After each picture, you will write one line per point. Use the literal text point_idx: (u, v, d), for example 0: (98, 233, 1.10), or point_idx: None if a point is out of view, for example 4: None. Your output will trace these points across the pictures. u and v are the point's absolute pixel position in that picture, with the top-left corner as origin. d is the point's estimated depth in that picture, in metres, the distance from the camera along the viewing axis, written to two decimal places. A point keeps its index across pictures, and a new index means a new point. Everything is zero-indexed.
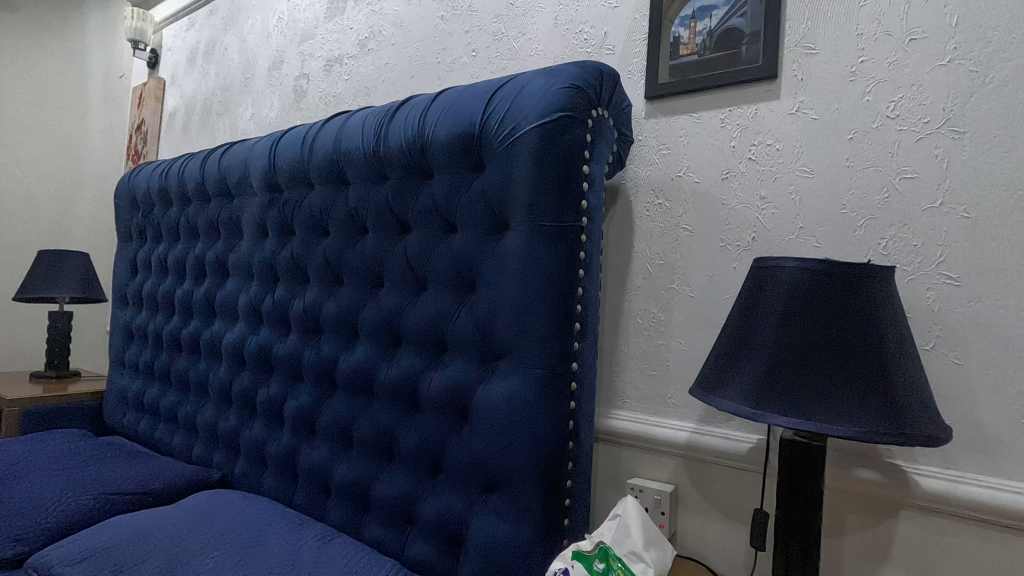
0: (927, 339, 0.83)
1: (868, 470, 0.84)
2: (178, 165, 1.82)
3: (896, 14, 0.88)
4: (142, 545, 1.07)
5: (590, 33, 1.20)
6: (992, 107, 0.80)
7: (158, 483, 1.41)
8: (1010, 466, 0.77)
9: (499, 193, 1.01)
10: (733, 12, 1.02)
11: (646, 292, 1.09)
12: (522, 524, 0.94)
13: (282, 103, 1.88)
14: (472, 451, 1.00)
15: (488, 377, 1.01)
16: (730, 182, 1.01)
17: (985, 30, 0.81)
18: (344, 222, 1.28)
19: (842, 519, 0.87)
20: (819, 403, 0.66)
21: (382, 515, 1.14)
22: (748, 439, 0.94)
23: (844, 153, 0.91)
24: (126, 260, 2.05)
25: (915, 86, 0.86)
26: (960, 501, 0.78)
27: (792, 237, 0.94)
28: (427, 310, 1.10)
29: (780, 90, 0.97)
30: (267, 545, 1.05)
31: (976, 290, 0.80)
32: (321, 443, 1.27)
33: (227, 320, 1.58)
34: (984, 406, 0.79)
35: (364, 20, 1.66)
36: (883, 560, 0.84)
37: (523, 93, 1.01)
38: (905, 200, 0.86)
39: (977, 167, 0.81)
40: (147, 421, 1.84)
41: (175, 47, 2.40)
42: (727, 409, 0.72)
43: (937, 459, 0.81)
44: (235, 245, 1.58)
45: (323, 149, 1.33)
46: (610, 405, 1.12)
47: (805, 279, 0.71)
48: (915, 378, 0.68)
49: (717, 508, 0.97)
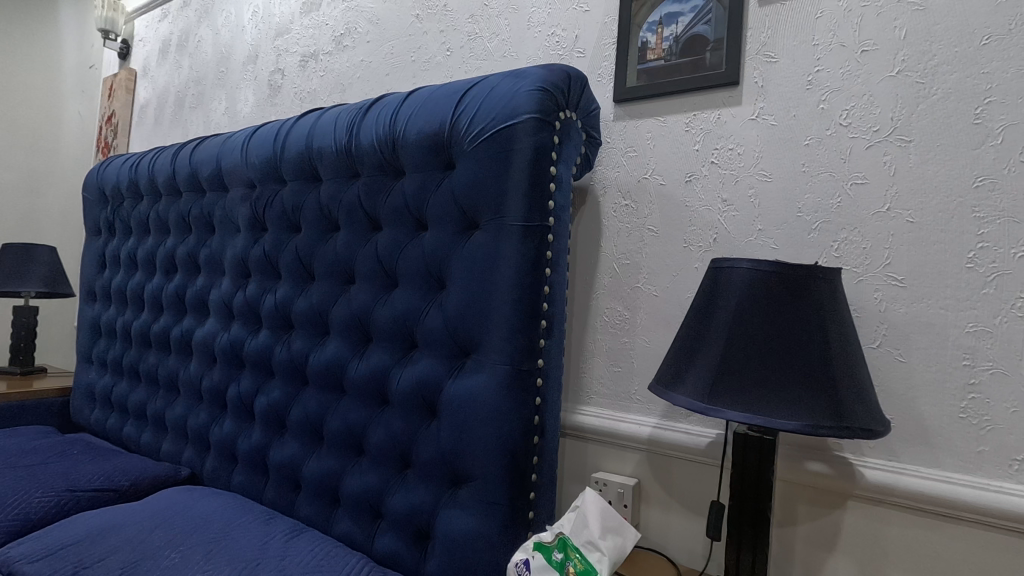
0: (873, 338, 0.87)
1: (818, 463, 0.88)
2: (148, 158, 1.80)
3: (850, 27, 0.92)
4: (105, 543, 1.06)
5: (561, 36, 1.22)
6: (935, 118, 0.84)
7: (126, 479, 1.40)
8: (947, 459, 0.81)
9: (469, 192, 1.02)
10: (698, 20, 1.05)
11: (613, 291, 1.12)
12: (487, 517, 0.96)
13: (256, 98, 1.87)
14: (441, 447, 1.02)
15: (456, 374, 1.03)
16: (694, 186, 1.04)
17: (930, 43, 0.85)
18: (317, 219, 1.28)
19: (794, 510, 0.91)
20: (768, 399, 0.70)
21: (352, 510, 1.15)
22: (706, 434, 0.97)
23: (801, 159, 0.94)
24: (95, 254, 2.01)
25: (867, 97, 0.90)
26: (902, 492, 0.82)
27: (750, 239, 0.98)
28: (397, 307, 1.11)
29: (741, 96, 1.00)
30: (233, 541, 1.04)
31: (919, 291, 0.84)
32: (291, 440, 1.27)
33: (198, 317, 1.57)
34: (925, 402, 0.83)
35: (340, 16, 1.65)
36: (830, 550, 0.88)
37: (493, 94, 1.03)
38: (856, 205, 0.90)
39: (921, 174, 0.85)
40: (115, 419, 1.81)
41: (147, 38, 2.36)
42: (682, 405, 0.74)
43: (882, 451, 0.85)
44: (206, 241, 1.57)
45: (295, 145, 1.33)
46: (576, 402, 1.15)
47: (756, 279, 0.75)
48: (858, 375, 0.72)
49: (677, 501, 1.01)
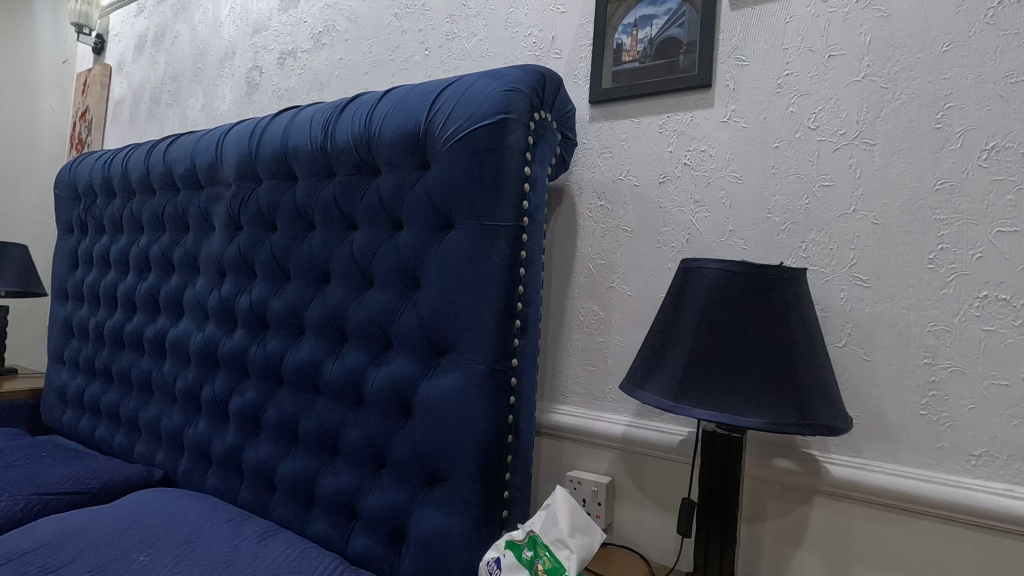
0: (839, 337, 0.89)
1: (786, 460, 0.90)
2: (122, 155, 1.77)
3: (818, 32, 0.93)
4: (72, 546, 1.04)
5: (538, 37, 1.22)
6: (898, 122, 0.86)
7: (96, 481, 1.38)
8: (908, 455, 0.83)
9: (443, 191, 1.03)
10: (672, 23, 1.06)
11: (588, 291, 1.12)
12: (461, 516, 0.97)
13: (234, 95, 1.85)
14: (415, 446, 1.02)
15: (431, 373, 1.03)
16: (667, 187, 1.05)
17: (894, 49, 0.87)
18: (292, 218, 1.27)
19: (763, 506, 0.92)
20: (734, 398, 0.71)
21: (327, 510, 1.14)
22: (678, 432, 0.98)
23: (771, 161, 0.96)
24: (67, 252, 1.98)
25: (834, 101, 0.91)
26: (867, 487, 0.84)
27: (722, 239, 0.99)
28: (373, 306, 1.11)
29: (713, 98, 1.02)
30: (203, 544, 1.03)
31: (883, 291, 0.86)
32: (266, 441, 1.26)
33: (173, 317, 1.55)
34: (888, 400, 0.85)
35: (319, 14, 1.64)
36: (797, 545, 0.90)
37: (468, 94, 1.03)
38: (823, 207, 0.91)
39: (885, 177, 0.87)
40: (87, 420, 1.78)
41: (122, 33, 2.32)
42: (650, 403, 0.75)
43: (847, 447, 0.87)
44: (180, 239, 1.55)
45: (270, 143, 1.31)
46: (552, 401, 1.15)
47: (723, 279, 0.76)
48: (821, 372, 0.73)
49: (651, 498, 1.02)
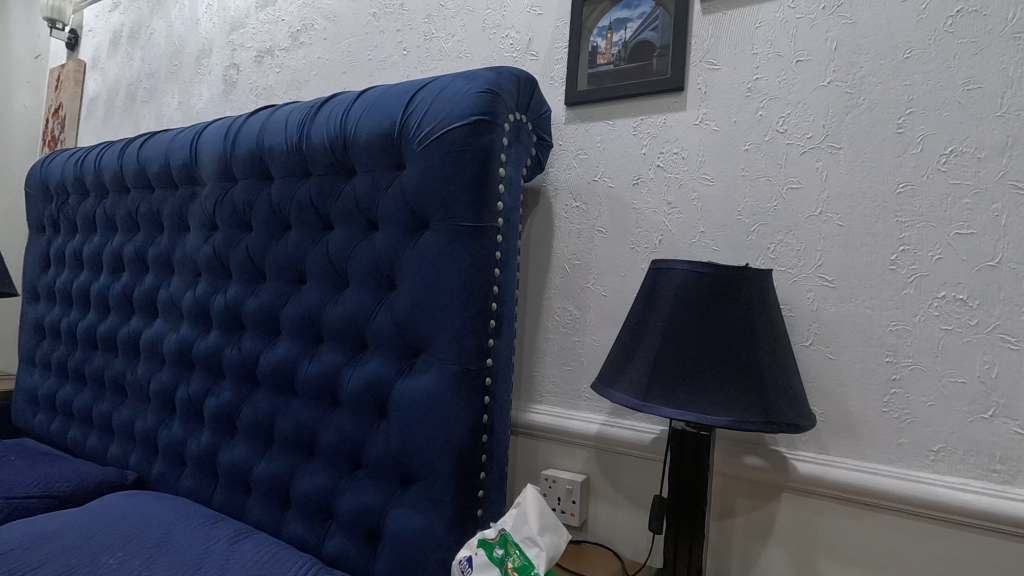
0: (806, 336, 0.91)
1: (755, 457, 0.91)
2: (95, 154, 1.74)
3: (786, 37, 0.95)
4: (39, 551, 1.03)
5: (515, 38, 1.23)
6: (862, 127, 0.89)
7: (67, 484, 1.36)
8: (871, 452, 0.85)
9: (418, 191, 1.03)
10: (646, 26, 1.08)
11: (564, 291, 1.13)
12: (435, 516, 0.97)
13: (211, 93, 1.83)
14: (390, 446, 1.02)
15: (407, 373, 1.03)
16: (641, 189, 1.06)
17: (858, 55, 0.90)
18: (267, 218, 1.26)
19: (732, 502, 0.94)
20: (701, 397, 0.72)
21: (302, 512, 1.14)
22: (651, 431, 1.00)
23: (740, 164, 0.98)
24: (38, 252, 1.94)
25: (801, 105, 0.93)
26: (831, 483, 0.86)
27: (694, 241, 1.01)
28: (348, 306, 1.11)
29: (685, 101, 1.03)
30: (175, 546, 1.02)
31: (847, 292, 0.88)
32: (241, 442, 1.25)
33: (147, 317, 1.53)
34: (853, 397, 0.87)
35: (297, 12, 1.63)
36: (765, 540, 0.91)
37: (443, 95, 1.03)
38: (791, 208, 0.93)
39: (850, 180, 0.89)
40: (59, 423, 1.75)
41: (96, 28, 2.28)
42: (620, 401, 0.76)
43: (813, 444, 0.89)
44: (155, 239, 1.53)
45: (245, 142, 1.31)
46: (528, 400, 1.16)
47: (691, 279, 0.77)
48: (786, 371, 0.75)
49: (624, 496, 1.03)
